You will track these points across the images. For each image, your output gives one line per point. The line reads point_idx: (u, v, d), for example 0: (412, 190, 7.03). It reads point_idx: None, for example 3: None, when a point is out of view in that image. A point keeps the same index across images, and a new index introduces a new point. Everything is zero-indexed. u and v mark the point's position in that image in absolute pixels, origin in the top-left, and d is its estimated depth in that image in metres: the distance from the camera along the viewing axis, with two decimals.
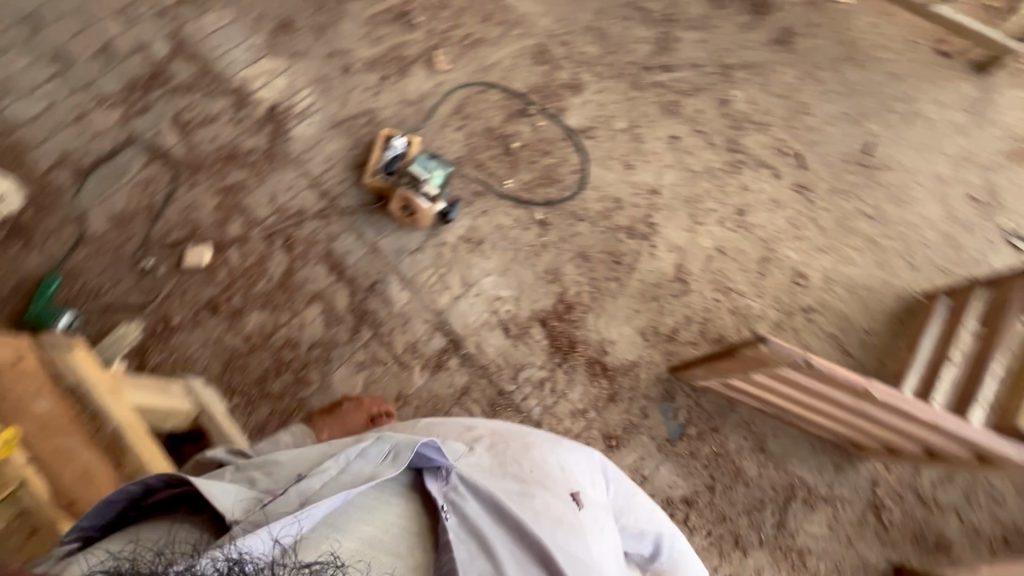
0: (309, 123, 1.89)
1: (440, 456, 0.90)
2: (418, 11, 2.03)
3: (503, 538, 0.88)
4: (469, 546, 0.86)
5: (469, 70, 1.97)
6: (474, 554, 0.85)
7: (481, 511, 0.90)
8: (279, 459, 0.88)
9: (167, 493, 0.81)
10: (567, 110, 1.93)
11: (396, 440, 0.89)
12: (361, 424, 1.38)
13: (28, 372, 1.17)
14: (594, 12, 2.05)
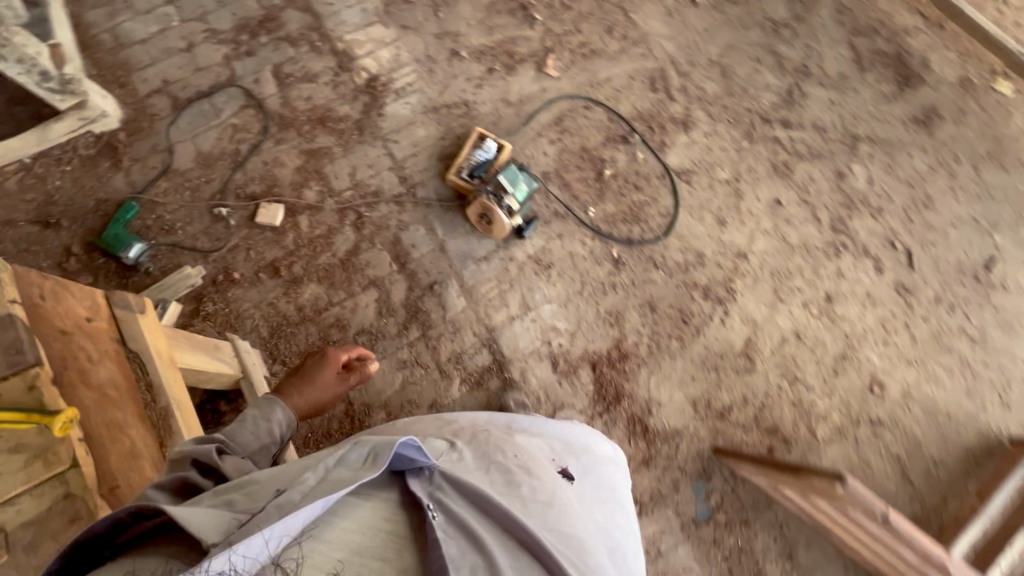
0: (404, 103, 1.84)
1: (423, 454, 0.84)
2: (540, 9, 1.95)
3: (494, 536, 0.81)
4: (460, 542, 0.77)
5: (578, 81, 1.88)
6: (465, 548, 0.77)
7: (466, 508, 0.83)
8: (259, 482, 0.80)
9: (143, 525, 0.69)
10: (670, 146, 1.81)
11: (375, 444, 0.80)
12: (333, 377, 1.36)
13: (98, 327, 1.00)
14: (722, 48, 1.92)
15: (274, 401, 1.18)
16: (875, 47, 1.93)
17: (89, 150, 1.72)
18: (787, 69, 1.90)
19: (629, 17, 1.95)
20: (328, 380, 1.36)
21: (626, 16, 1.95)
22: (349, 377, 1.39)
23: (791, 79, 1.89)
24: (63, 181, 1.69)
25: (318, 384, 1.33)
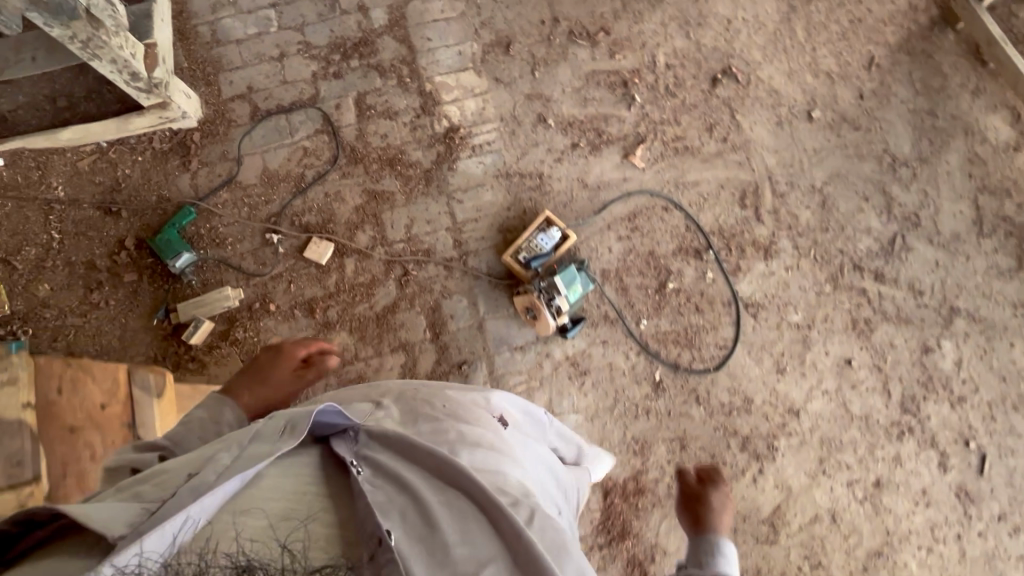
0: (479, 161, 1.76)
1: (345, 415, 0.83)
2: (640, 89, 1.84)
3: (427, 480, 0.82)
4: (389, 490, 0.78)
5: (664, 178, 1.75)
6: (393, 494, 0.78)
7: (394, 459, 0.83)
8: (168, 471, 0.76)
9: (40, 530, 0.63)
10: (745, 272, 1.68)
11: (290, 416, 0.81)
12: (287, 373, 1.34)
13: (107, 416, 1.30)
14: (827, 174, 1.76)
15: (222, 403, 1.11)
16: (1000, 210, 1.73)
17: (163, 145, 1.72)
18: (895, 214, 1.73)
19: (735, 118, 1.81)
20: (281, 377, 1.33)
21: (732, 117, 1.81)
22: (306, 374, 1.36)
23: (896, 226, 1.72)
24: (132, 171, 1.70)
25: (277, 382, 1.31)
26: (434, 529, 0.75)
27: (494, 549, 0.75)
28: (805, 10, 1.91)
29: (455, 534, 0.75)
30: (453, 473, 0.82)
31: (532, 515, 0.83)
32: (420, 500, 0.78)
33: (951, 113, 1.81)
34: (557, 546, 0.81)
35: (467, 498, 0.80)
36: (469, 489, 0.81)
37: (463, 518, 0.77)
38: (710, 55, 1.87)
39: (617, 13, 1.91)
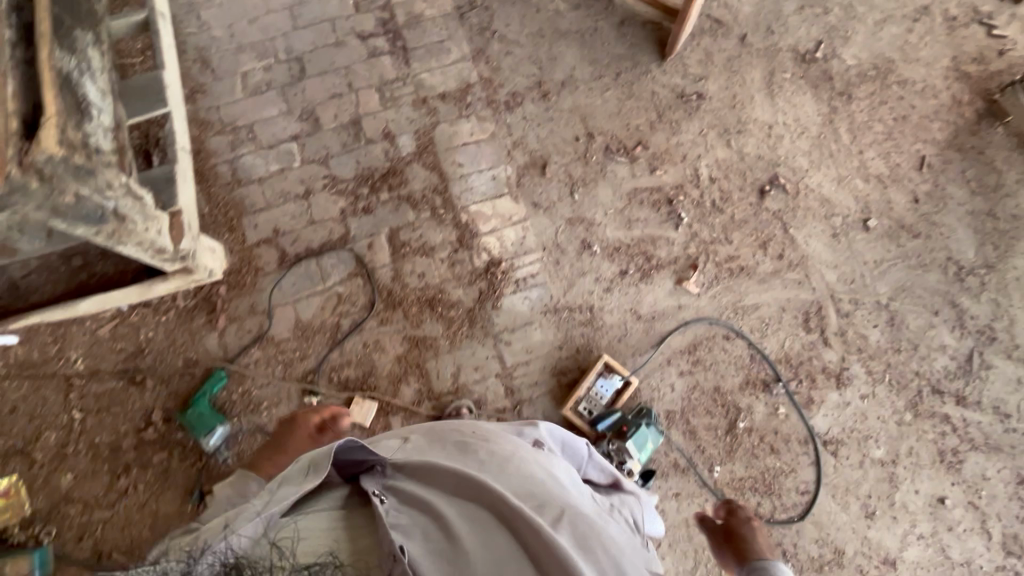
0: (524, 297, 1.67)
1: (366, 450, 0.88)
2: (686, 206, 1.76)
3: (450, 498, 0.85)
4: (413, 513, 0.82)
5: (721, 303, 1.66)
6: (416, 516, 0.81)
7: (418, 487, 0.87)
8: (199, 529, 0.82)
9: None
10: (818, 405, 1.57)
11: (314, 458, 0.88)
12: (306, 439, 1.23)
13: None
14: (892, 288, 1.67)
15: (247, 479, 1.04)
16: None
17: (187, 302, 1.61)
18: (969, 329, 1.63)
19: (789, 232, 1.72)
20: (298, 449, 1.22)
21: (785, 231, 1.72)
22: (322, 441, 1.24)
23: (971, 343, 1.62)
24: (155, 333, 1.59)
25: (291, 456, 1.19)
26: (455, 541, 0.78)
27: (518, 553, 0.78)
28: (845, 111, 1.86)
29: (476, 545, 0.78)
30: (471, 485, 0.86)
31: (561, 518, 0.85)
32: (440, 517, 0.81)
33: (1011, 213, 1.74)
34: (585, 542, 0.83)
35: (487, 509, 0.83)
36: (490, 500, 0.84)
37: (486, 529, 0.80)
38: (755, 165, 1.80)
39: (654, 125, 1.85)
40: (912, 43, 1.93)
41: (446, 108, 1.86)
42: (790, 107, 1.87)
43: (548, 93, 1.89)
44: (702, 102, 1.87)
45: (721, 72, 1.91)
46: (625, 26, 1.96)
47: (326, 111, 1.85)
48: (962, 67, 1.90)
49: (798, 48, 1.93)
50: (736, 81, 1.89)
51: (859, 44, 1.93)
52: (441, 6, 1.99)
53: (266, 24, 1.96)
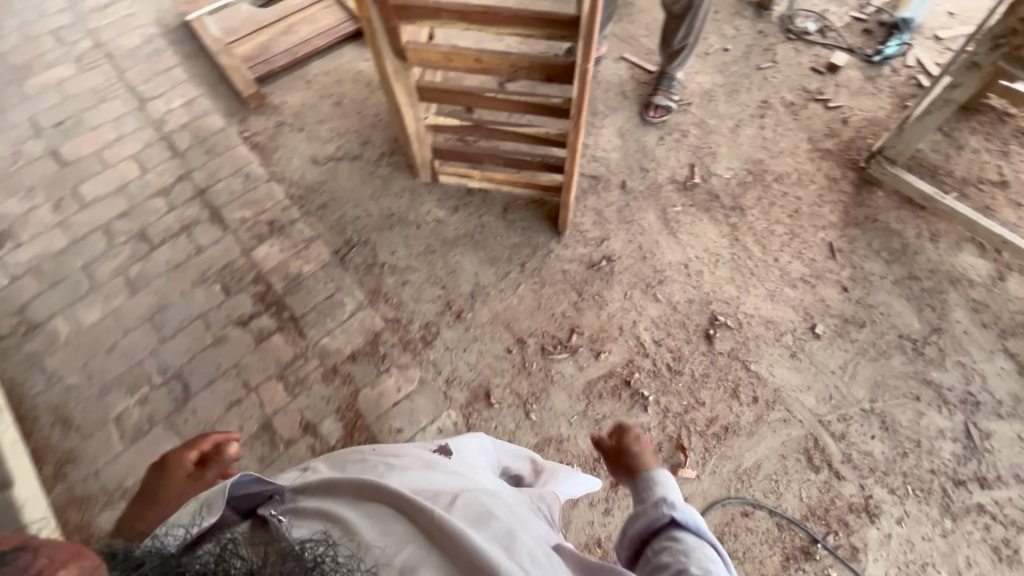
0: None
1: (263, 479, 0.79)
2: (645, 381, 1.65)
3: (350, 502, 0.76)
4: (314, 525, 0.73)
5: (723, 475, 1.54)
6: (315, 526, 0.72)
7: (317, 501, 0.77)
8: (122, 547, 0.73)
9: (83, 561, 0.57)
10: (865, 553, 1.45)
11: (204, 497, 0.78)
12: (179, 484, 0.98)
13: None
14: (870, 388, 1.63)
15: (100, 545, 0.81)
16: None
17: None
18: (952, 403, 1.61)
19: (751, 369, 1.66)
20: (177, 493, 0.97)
21: (748, 371, 1.66)
22: (207, 477, 1.01)
23: (961, 416, 1.59)
24: None
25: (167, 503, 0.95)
26: (355, 540, 0.69)
27: (416, 536, 0.70)
28: (744, 225, 1.87)
29: (375, 537, 0.70)
30: (368, 483, 0.77)
31: (461, 508, 0.77)
32: (340, 523, 0.72)
33: (928, 267, 1.79)
34: (484, 516, 0.76)
35: (383, 502, 0.75)
36: (389, 497, 0.75)
37: (381, 521, 0.72)
38: (690, 310, 1.74)
39: (579, 305, 1.76)
40: (770, 138, 2.02)
41: (362, 367, 1.68)
42: (694, 237, 1.86)
43: (461, 311, 1.76)
44: (614, 264, 1.81)
45: (617, 227, 1.88)
46: (510, 212, 1.90)
47: (229, 425, 1.60)
48: (821, 146, 2.00)
49: (676, 178, 1.96)
50: (635, 230, 1.87)
51: (727, 155, 1.99)
52: (318, 256, 1.85)
53: (128, 347, 1.71)
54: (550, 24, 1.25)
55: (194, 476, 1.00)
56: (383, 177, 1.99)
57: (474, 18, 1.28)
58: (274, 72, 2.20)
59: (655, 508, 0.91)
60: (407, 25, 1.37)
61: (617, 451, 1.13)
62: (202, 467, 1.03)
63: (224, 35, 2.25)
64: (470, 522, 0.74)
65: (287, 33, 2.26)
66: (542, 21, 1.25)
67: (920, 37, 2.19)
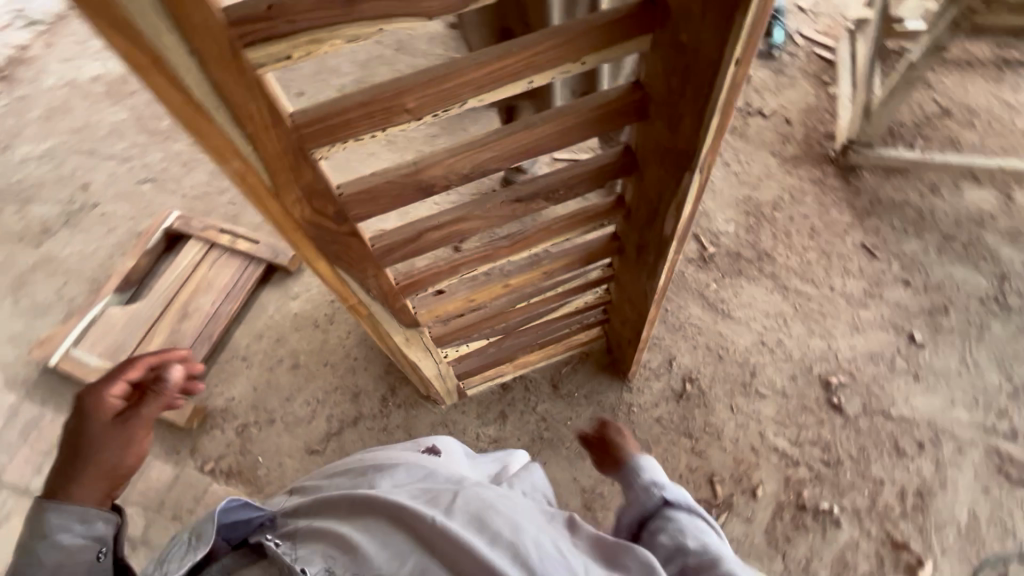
0: None
1: (252, 505, 0.79)
2: (815, 490, 1.45)
3: (346, 516, 0.73)
4: (310, 542, 0.70)
5: (953, 545, 1.38)
6: (313, 544, 0.69)
7: (312, 522, 0.74)
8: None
9: None
10: None
11: (194, 526, 0.75)
12: (112, 428, 0.75)
13: None
14: (997, 368, 1.56)
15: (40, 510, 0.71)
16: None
17: None
18: None
19: (896, 416, 1.52)
20: (118, 449, 0.75)
21: (893, 419, 1.51)
22: (144, 413, 0.77)
23: None
24: None
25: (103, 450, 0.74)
26: (355, 554, 0.66)
27: (417, 543, 0.66)
28: (781, 269, 1.75)
29: (378, 548, 0.66)
30: (364, 498, 0.73)
31: (458, 504, 0.72)
32: (339, 537, 0.69)
33: (950, 219, 1.78)
34: (485, 512, 0.71)
35: (378, 512, 0.71)
36: (385, 508, 0.71)
37: (378, 531, 0.68)
38: (799, 387, 1.57)
39: (698, 449, 1.52)
40: (741, 170, 1.93)
41: None
42: (748, 307, 1.70)
43: None
44: (698, 382, 1.60)
45: (673, 338, 1.67)
46: (561, 385, 1.63)
47: None
48: (787, 154, 1.95)
49: (690, 256, 1.80)
50: (692, 330, 1.67)
51: (718, 206, 1.87)
52: None
53: None
54: (593, 218, 1.02)
55: (125, 418, 0.76)
56: (401, 423, 1.63)
57: (501, 252, 1.03)
58: (198, 372, 1.75)
59: (645, 492, 0.91)
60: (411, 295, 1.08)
61: (599, 446, 1.06)
62: (138, 399, 0.78)
63: (110, 359, 1.76)
64: (471, 519, 0.69)
65: (188, 316, 1.81)
66: (582, 221, 1.02)
67: (791, 15, 2.24)
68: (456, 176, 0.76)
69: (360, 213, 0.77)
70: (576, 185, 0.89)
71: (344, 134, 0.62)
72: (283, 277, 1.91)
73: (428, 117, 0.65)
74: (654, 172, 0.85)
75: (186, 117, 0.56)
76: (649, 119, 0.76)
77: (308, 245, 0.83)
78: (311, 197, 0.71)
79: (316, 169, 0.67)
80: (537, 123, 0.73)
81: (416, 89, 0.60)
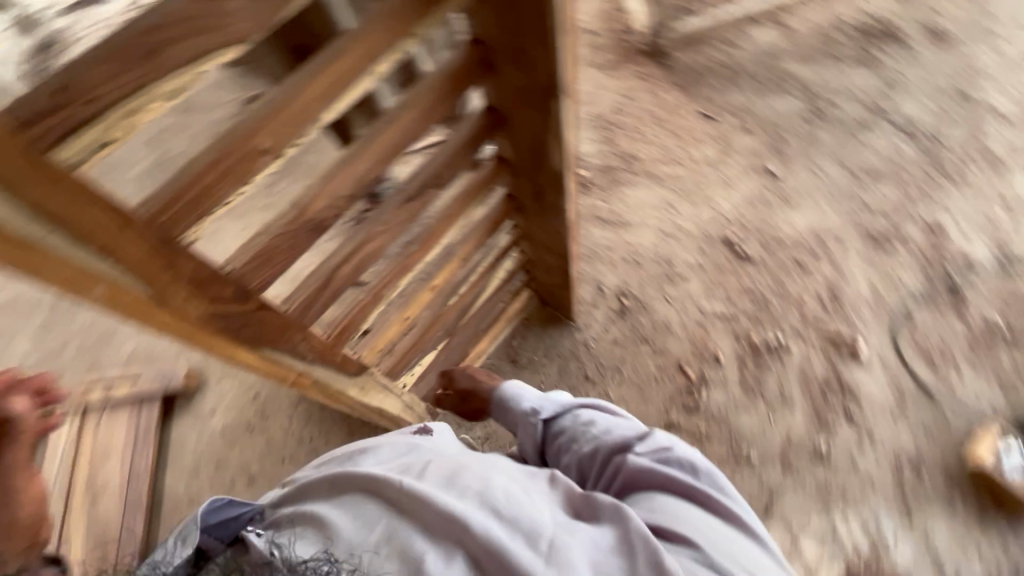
0: (895, 536, 1.39)
1: (238, 502, 0.71)
2: (759, 330, 1.62)
3: (325, 493, 0.69)
4: (290, 525, 0.66)
5: (871, 317, 1.62)
6: (291, 525, 0.66)
7: (294, 504, 0.71)
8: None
9: None
10: (970, 252, 1.67)
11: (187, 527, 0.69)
12: None
13: None
14: (838, 166, 1.81)
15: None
16: (862, 35, 1.96)
17: None
18: (872, 118, 1.86)
19: (788, 240, 1.73)
20: None
21: (787, 244, 1.72)
22: None
23: (886, 120, 1.85)
24: None
25: None
26: (332, 531, 0.63)
27: (389, 512, 0.64)
28: (647, 164, 1.88)
29: (351, 522, 0.63)
30: (338, 474, 0.70)
31: (435, 469, 0.69)
32: (315, 515, 0.66)
33: (753, 62, 1.98)
34: (462, 473, 0.68)
35: (353, 486, 0.68)
36: (358, 482, 0.67)
37: (355, 505, 0.65)
38: (709, 254, 1.73)
39: (657, 348, 1.63)
40: None
41: None
42: (638, 209, 1.81)
43: None
44: (630, 292, 1.69)
45: (592, 266, 1.74)
46: (520, 357, 1.65)
47: None
48: (606, 61, 2.05)
49: None
50: (603, 251, 1.76)
51: None
52: None
53: None
54: (484, 185, 1.00)
55: None
56: None
57: (415, 257, 0.98)
58: (147, 543, 1.50)
59: (527, 423, 0.93)
60: (348, 341, 1.02)
61: (461, 397, 1.12)
62: None
63: None
64: (448, 483, 0.67)
65: (100, 492, 1.54)
66: (476, 192, 0.99)
67: None
68: (343, 200, 0.69)
69: (261, 281, 0.68)
70: (456, 161, 0.86)
71: (207, 209, 0.52)
72: (190, 399, 1.70)
73: (289, 151, 0.56)
74: (522, 116, 0.82)
75: (8, 260, 0.45)
76: (498, 69, 0.73)
77: (219, 342, 0.71)
78: (202, 286, 0.60)
79: (194, 255, 0.56)
80: (398, 113, 0.69)
81: (266, 123, 0.51)
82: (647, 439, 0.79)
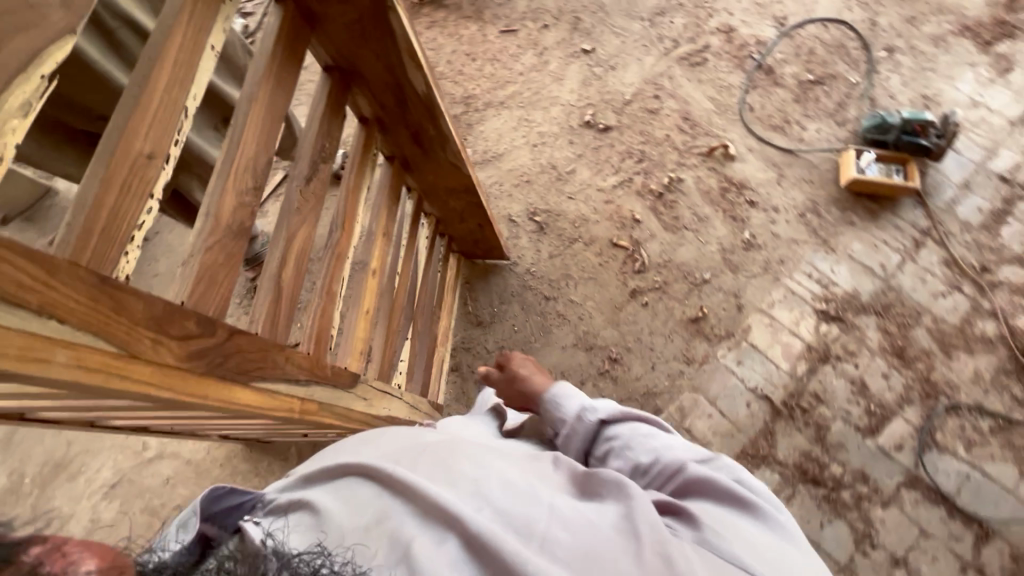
0: (831, 268, 1.64)
1: (241, 488, 0.60)
2: (652, 178, 1.79)
3: (322, 482, 0.63)
4: (281, 511, 0.59)
5: (722, 121, 1.85)
6: (282, 509, 0.60)
7: (289, 490, 0.63)
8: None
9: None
10: (759, 35, 1.95)
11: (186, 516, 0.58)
12: None
13: None
14: (632, 20, 2.01)
15: None
16: None
17: None
18: None
19: (630, 96, 1.89)
20: None
21: (632, 100, 1.89)
22: None
23: None
24: None
25: None
26: (325, 517, 0.57)
27: (385, 497, 0.58)
28: (485, 96, 1.93)
29: (341, 506, 0.58)
30: (341, 464, 0.63)
31: (446, 458, 0.63)
32: (306, 501, 0.59)
33: None
34: (474, 464, 0.62)
35: (353, 472, 0.62)
36: (361, 470, 0.62)
37: (350, 490, 0.60)
38: (579, 141, 1.85)
39: (585, 238, 1.73)
40: None
41: None
42: (500, 137, 1.87)
43: (608, 356, 1.59)
44: (536, 208, 1.77)
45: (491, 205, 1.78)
46: (481, 315, 1.66)
47: None
48: None
49: None
50: (494, 188, 1.81)
51: None
52: None
53: None
54: (366, 152, 0.99)
55: None
56: None
57: (344, 243, 0.95)
58: None
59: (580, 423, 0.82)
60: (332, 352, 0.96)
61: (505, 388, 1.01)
62: None
63: None
64: (457, 476, 0.60)
65: None
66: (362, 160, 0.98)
67: None
68: (248, 196, 0.63)
69: (217, 309, 0.59)
70: (332, 129, 0.84)
71: (123, 237, 0.46)
72: None
73: (174, 154, 0.52)
74: (366, 52, 0.83)
75: None
76: (321, 15, 0.74)
77: (224, 392, 0.58)
78: (166, 328, 0.48)
79: (139, 293, 0.45)
80: (253, 88, 0.64)
81: (132, 124, 0.47)
82: (713, 465, 0.69)
